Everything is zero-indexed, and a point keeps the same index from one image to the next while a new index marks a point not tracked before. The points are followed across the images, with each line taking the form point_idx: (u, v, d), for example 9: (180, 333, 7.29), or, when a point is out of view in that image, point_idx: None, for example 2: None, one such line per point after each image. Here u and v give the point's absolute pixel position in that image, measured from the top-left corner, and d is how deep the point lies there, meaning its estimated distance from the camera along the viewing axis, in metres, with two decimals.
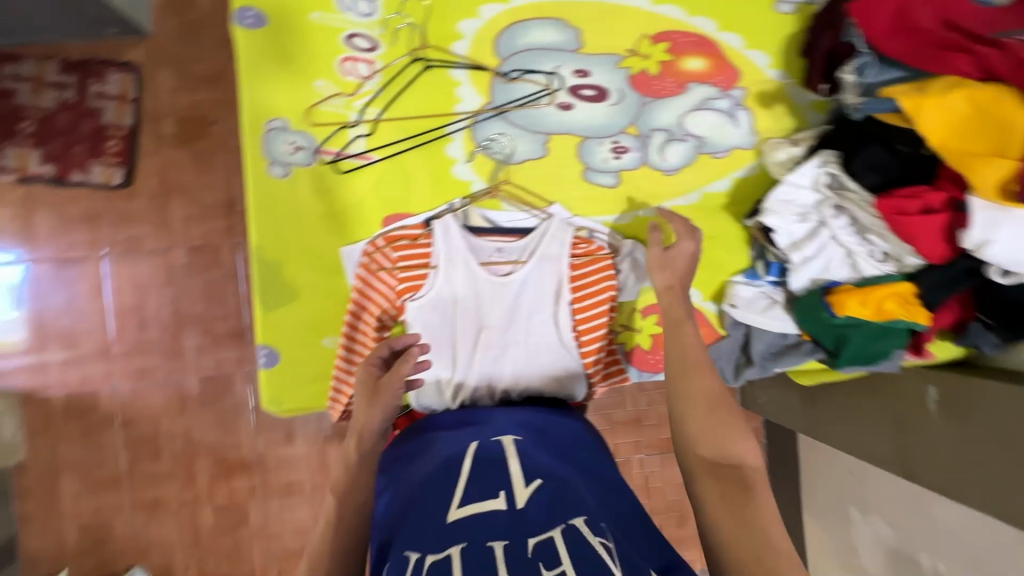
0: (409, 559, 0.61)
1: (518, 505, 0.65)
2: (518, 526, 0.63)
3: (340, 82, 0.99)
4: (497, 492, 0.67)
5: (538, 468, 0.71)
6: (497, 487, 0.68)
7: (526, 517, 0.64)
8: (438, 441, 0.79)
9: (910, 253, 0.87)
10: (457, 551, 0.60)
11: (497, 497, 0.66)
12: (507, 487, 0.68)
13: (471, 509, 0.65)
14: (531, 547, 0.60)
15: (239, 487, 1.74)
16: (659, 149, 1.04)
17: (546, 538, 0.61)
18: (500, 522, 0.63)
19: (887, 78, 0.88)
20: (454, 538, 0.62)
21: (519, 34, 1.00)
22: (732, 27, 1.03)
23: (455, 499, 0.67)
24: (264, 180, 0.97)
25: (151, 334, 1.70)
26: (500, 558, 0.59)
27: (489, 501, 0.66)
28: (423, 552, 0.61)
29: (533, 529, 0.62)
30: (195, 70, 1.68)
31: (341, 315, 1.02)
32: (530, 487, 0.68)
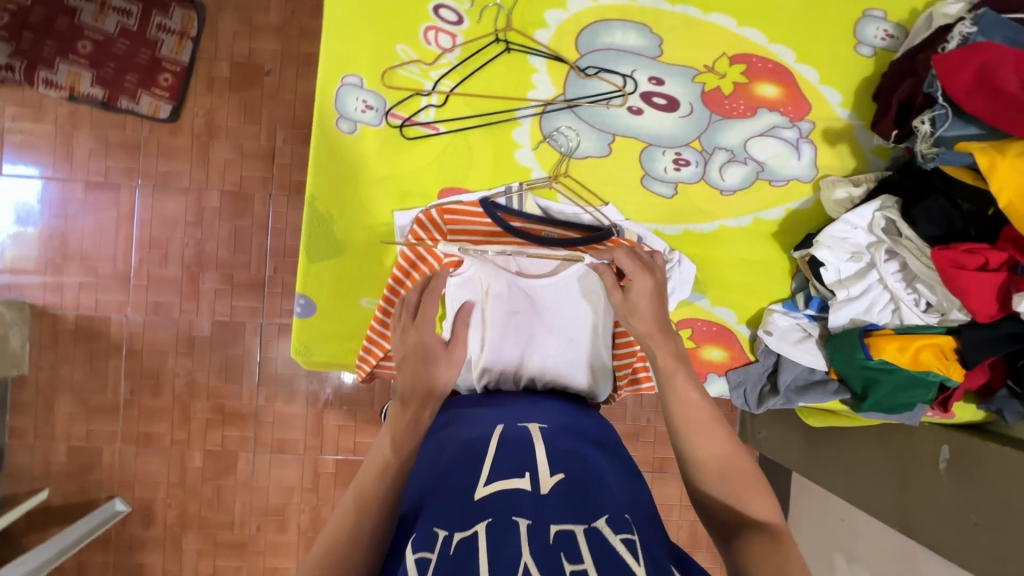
0: (436, 535, 0.58)
1: (542, 490, 0.64)
2: (543, 511, 0.61)
3: (420, 49, 0.99)
4: (522, 473, 0.66)
5: (563, 458, 0.70)
6: (522, 469, 0.67)
7: (552, 504, 0.62)
8: (465, 419, 0.79)
9: (956, 307, 0.88)
10: (483, 529, 0.58)
11: (522, 477, 0.65)
12: (532, 469, 0.67)
13: (497, 486, 0.64)
14: (553, 534, 0.58)
15: (232, 437, 1.74)
16: (719, 168, 1.05)
17: (567, 529, 0.59)
18: (526, 503, 0.62)
19: (962, 133, 0.87)
20: (480, 514, 0.60)
21: (602, 32, 1.01)
22: (810, 60, 1.04)
23: (481, 478, 0.65)
24: (331, 134, 0.98)
25: (171, 270, 1.70)
26: (524, 535, 0.57)
27: (514, 482, 0.65)
28: (449, 529, 0.59)
29: (555, 516, 0.61)
30: (259, 18, 1.68)
31: (381, 278, 1.03)
32: (554, 477, 0.66)
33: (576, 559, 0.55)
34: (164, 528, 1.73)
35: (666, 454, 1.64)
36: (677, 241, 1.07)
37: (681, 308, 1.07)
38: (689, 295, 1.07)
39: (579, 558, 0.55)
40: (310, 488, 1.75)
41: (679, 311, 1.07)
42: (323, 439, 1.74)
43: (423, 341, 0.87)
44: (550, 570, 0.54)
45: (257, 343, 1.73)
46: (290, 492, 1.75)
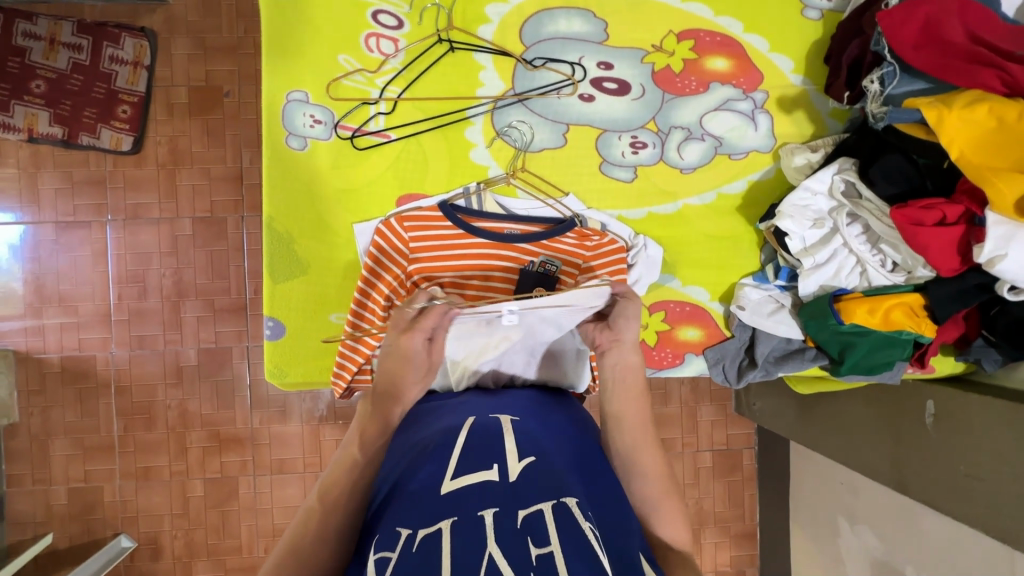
0: (400, 534, 0.60)
1: (510, 478, 0.65)
2: (510, 498, 0.62)
3: (363, 57, 0.98)
4: (490, 464, 0.67)
5: (533, 446, 0.71)
6: (490, 460, 0.68)
7: (519, 490, 0.63)
8: (433, 420, 0.80)
9: (921, 264, 0.88)
10: (447, 525, 0.59)
11: (490, 468, 0.66)
12: (500, 460, 0.68)
13: (464, 480, 0.65)
14: (520, 518, 0.60)
15: (231, 462, 1.73)
16: (677, 147, 1.04)
17: (535, 511, 0.60)
18: (494, 492, 0.63)
19: (911, 89, 0.86)
20: (445, 513, 0.61)
21: (545, 22, 1.00)
22: (758, 30, 1.03)
23: (449, 471, 0.67)
24: (283, 153, 0.97)
25: (151, 303, 1.69)
26: (490, 526, 0.58)
27: (481, 474, 0.65)
28: (413, 528, 0.60)
29: (524, 502, 0.62)
30: (212, 40, 1.66)
31: (349, 291, 1.01)
32: (522, 463, 0.67)
33: (543, 542, 0.56)
34: (174, 560, 1.73)
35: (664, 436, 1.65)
36: (640, 224, 1.06)
37: (653, 291, 1.07)
38: (658, 278, 1.06)
39: (546, 540, 0.57)
40: None
41: (651, 295, 1.07)
42: (322, 455, 1.74)
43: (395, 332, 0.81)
44: (518, 554, 0.55)
45: (245, 366, 1.72)
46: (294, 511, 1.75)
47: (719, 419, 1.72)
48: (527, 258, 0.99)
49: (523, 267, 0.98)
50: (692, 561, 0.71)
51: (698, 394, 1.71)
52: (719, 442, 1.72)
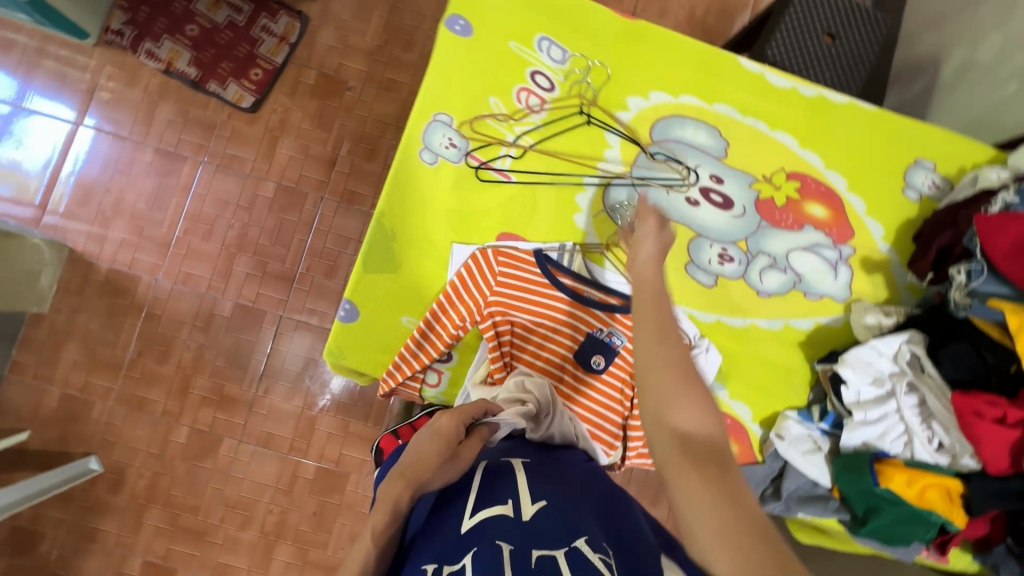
0: (426, 571, 0.65)
1: (524, 516, 0.68)
2: (524, 537, 0.65)
3: (510, 105, 1.09)
4: (505, 501, 0.70)
5: (544, 487, 0.73)
6: (505, 496, 0.71)
7: (531, 531, 0.66)
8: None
9: (969, 453, 0.91)
10: (469, 561, 0.63)
11: (505, 504, 0.70)
12: (513, 497, 0.71)
13: (481, 516, 0.69)
14: (534, 558, 0.63)
15: (223, 419, 1.74)
16: (759, 271, 1.10)
17: (549, 553, 0.63)
18: (509, 530, 0.66)
19: (994, 291, 0.91)
20: (467, 547, 0.65)
21: (673, 126, 1.12)
22: (860, 191, 1.13)
23: (467, 510, 0.71)
24: (413, 162, 1.06)
25: (211, 247, 1.77)
26: (507, 560, 0.62)
27: (496, 510, 0.69)
28: (437, 563, 0.65)
29: (538, 541, 0.65)
30: (354, 41, 1.84)
31: (426, 300, 1.06)
32: (535, 505, 0.69)
33: None
34: (130, 498, 1.70)
35: None
36: (707, 328, 1.09)
37: None
38: (712, 383, 1.07)
39: None
40: (285, 490, 1.73)
41: None
42: (310, 442, 1.74)
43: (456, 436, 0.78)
44: None
45: (271, 333, 1.76)
46: (263, 490, 1.72)
47: None
48: (597, 324, 1.05)
49: (590, 331, 1.04)
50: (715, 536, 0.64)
51: None
52: None
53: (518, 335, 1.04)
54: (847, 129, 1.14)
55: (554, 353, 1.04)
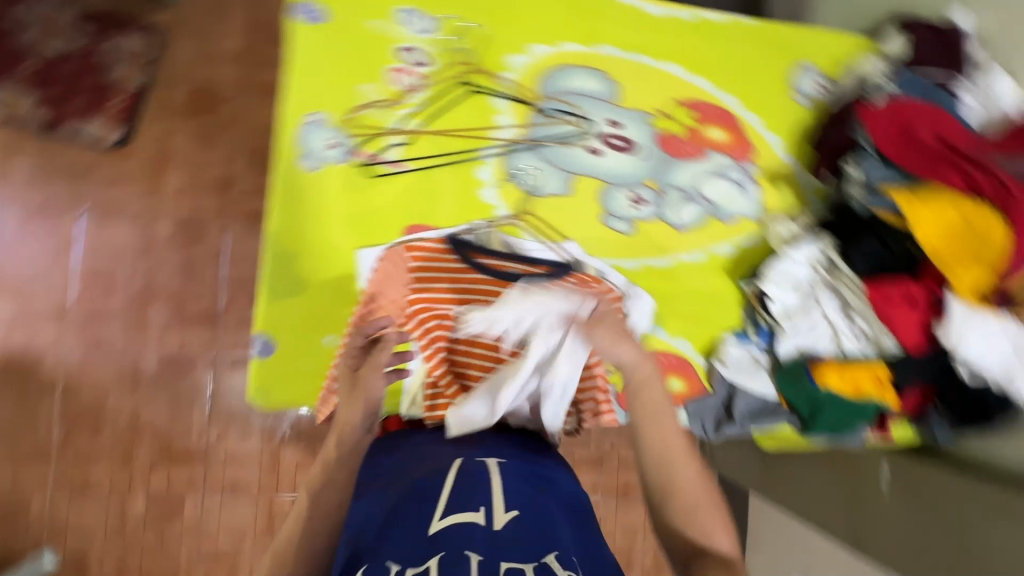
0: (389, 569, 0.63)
1: (495, 526, 0.67)
2: (494, 547, 0.65)
3: (387, 89, 1.01)
4: (477, 507, 0.69)
5: (517, 495, 0.73)
6: (478, 502, 0.70)
7: (503, 540, 0.66)
8: (417, 459, 0.82)
9: (887, 335, 0.96)
10: (435, 564, 0.62)
11: (477, 511, 0.69)
12: (487, 503, 0.70)
13: (451, 519, 0.67)
14: (502, 568, 0.62)
15: (180, 476, 1.62)
16: (674, 207, 1.10)
17: (518, 567, 0.63)
18: (480, 537, 0.66)
19: (888, 179, 0.96)
20: (433, 550, 0.64)
21: (561, 77, 1.07)
22: (754, 107, 1.13)
23: (438, 511, 0.69)
24: (295, 170, 0.97)
25: (115, 303, 1.60)
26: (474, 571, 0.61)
27: (468, 515, 0.68)
28: (402, 565, 0.63)
29: (508, 552, 0.65)
30: (218, 46, 1.66)
31: (342, 314, 1.02)
32: (508, 513, 0.69)
33: None
34: None
35: (629, 478, 1.67)
36: (635, 275, 1.10)
37: (642, 340, 1.08)
38: (648, 328, 1.08)
39: None
40: (265, 532, 1.64)
41: (640, 343, 1.08)
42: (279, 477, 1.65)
43: (350, 367, 0.95)
44: None
45: (208, 377, 1.63)
46: (242, 536, 1.64)
47: None
48: None
49: None
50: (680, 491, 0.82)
51: None
52: None
53: (449, 327, 0.96)
54: (731, 48, 1.13)
55: (490, 337, 0.98)
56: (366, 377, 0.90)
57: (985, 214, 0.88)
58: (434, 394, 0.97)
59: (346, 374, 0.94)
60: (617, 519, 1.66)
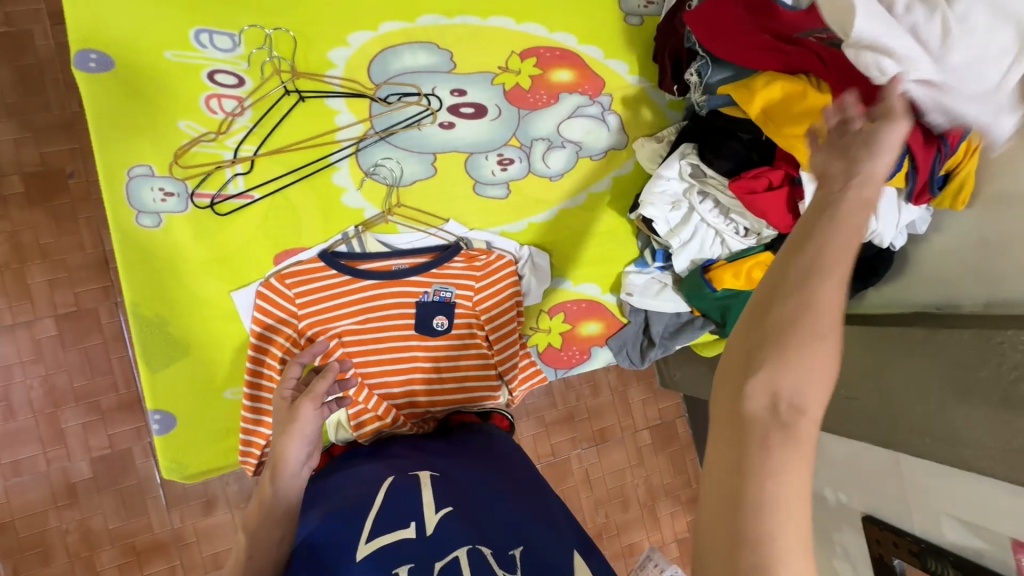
0: None
1: (427, 532, 0.65)
2: (426, 551, 0.63)
3: (205, 120, 0.94)
4: (408, 522, 0.66)
5: (451, 494, 0.71)
6: (408, 516, 0.67)
7: (436, 544, 0.64)
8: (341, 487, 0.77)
9: (765, 226, 0.98)
10: None
11: (407, 526, 0.65)
12: (418, 516, 0.67)
13: (380, 542, 0.64)
14: (436, 570, 0.61)
15: (156, 573, 1.51)
16: (542, 157, 1.09)
17: (451, 558, 0.62)
18: (409, 552, 0.63)
19: (723, 77, 0.95)
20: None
21: (391, 59, 1.02)
22: (591, 40, 1.12)
23: (365, 532, 0.66)
24: (134, 233, 0.90)
25: (21, 422, 1.44)
26: None
27: (397, 533, 0.65)
28: None
29: (440, 551, 0.63)
30: (40, 120, 1.43)
31: (237, 364, 0.97)
32: (439, 513, 0.67)
33: None
34: None
35: (602, 423, 1.70)
36: (524, 235, 1.10)
37: (551, 296, 1.11)
38: (552, 282, 1.11)
39: None
40: None
41: (549, 299, 1.11)
42: None
43: (284, 400, 0.81)
44: None
45: (153, 464, 1.51)
46: None
47: (648, 396, 1.75)
48: (420, 289, 1.00)
49: (419, 299, 1.00)
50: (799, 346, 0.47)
51: (625, 377, 1.73)
52: (653, 418, 1.75)
53: (351, 342, 0.96)
54: None
55: (395, 340, 0.98)
56: (301, 411, 0.77)
57: (810, 88, 0.85)
58: (357, 411, 0.94)
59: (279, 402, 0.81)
60: (603, 465, 1.70)
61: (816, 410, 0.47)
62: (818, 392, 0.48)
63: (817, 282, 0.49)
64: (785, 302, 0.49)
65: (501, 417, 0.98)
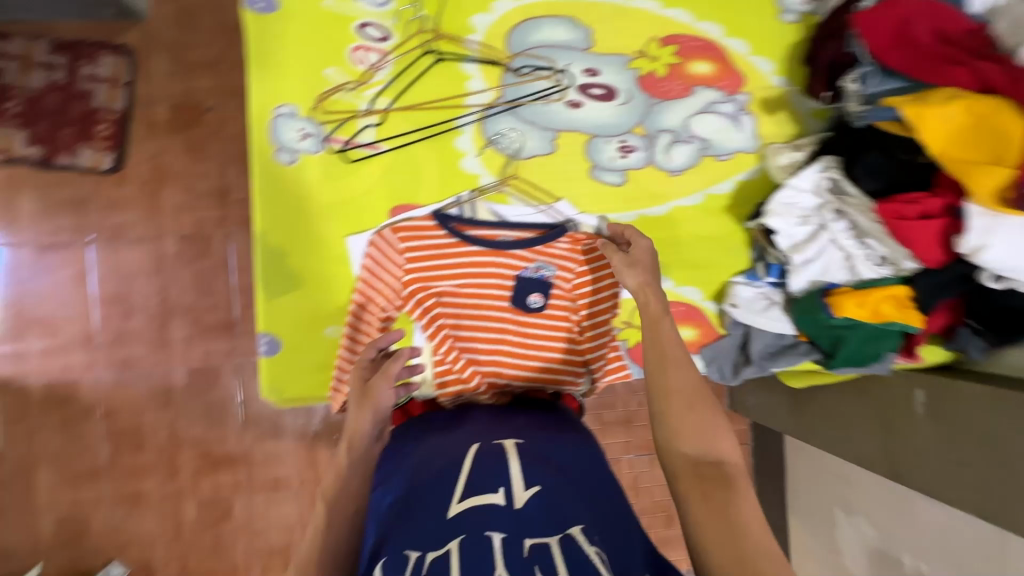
0: (409, 557, 0.62)
1: (516, 504, 0.66)
2: (516, 524, 0.64)
3: (351, 70, 0.98)
4: (496, 488, 0.68)
5: (537, 470, 0.71)
6: (496, 483, 0.69)
7: (524, 519, 0.64)
8: (434, 444, 0.79)
9: (906, 256, 0.90)
10: (456, 545, 0.62)
11: (496, 492, 0.67)
12: (505, 483, 0.68)
13: (471, 502, 0.66)
14: (527, 547, 0.61)
15: (225, 482, 1.65)
16: (665, 150, 1.05)
17: (543, 542, 0.61)
18: (499, 518, 0.64)
19: (888, 87, 0.90)
20: (454, 532, 0.64)
21: (530, 31, 1.02)
22: (738, 33, 1.06)
23: (456, 494, 0.68)
24: (272, 167, 0.97)
25: (136, 323, 1.60)
26: (498, 551, 0.60)
27: (487, 498, 0.67)
28: (422, 550, 0.62)
29: (532, 531, 0.63)
30: (193, 55, 1.58)
31: (342, 305, 1.02)
32: (527, 491, 0.67)
33: (550, 570, 0.58)
34: None
35: None
36: (632, 227, 1.06)
37: None
38: None
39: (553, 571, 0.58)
40: None
41: None
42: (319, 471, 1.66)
43: (360, 378, 0.85)
44: None
45: (236, 384, 1.64)
46: (292, 529, 1.67)
47: None
48: (522, 263, 1.00)
49: (518, 273, 1.00)
50: (702, 406, 0.74)
51: None
52: None
53: (448, 303, 0.99)
54: None
55: (490, 309, 1.00)
56: (378, 387, 0.82)
57: (997, 109, 0.80)
58: (442, 371, 0.97)
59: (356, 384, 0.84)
60: (653, 475, 1.66)
61: (720, 439, 0.72)
62: (717, 437, 0.72)
63: (674, 370, 0.77)
64: (675, 380, 0.76)
65: (572, 398, 0.97)
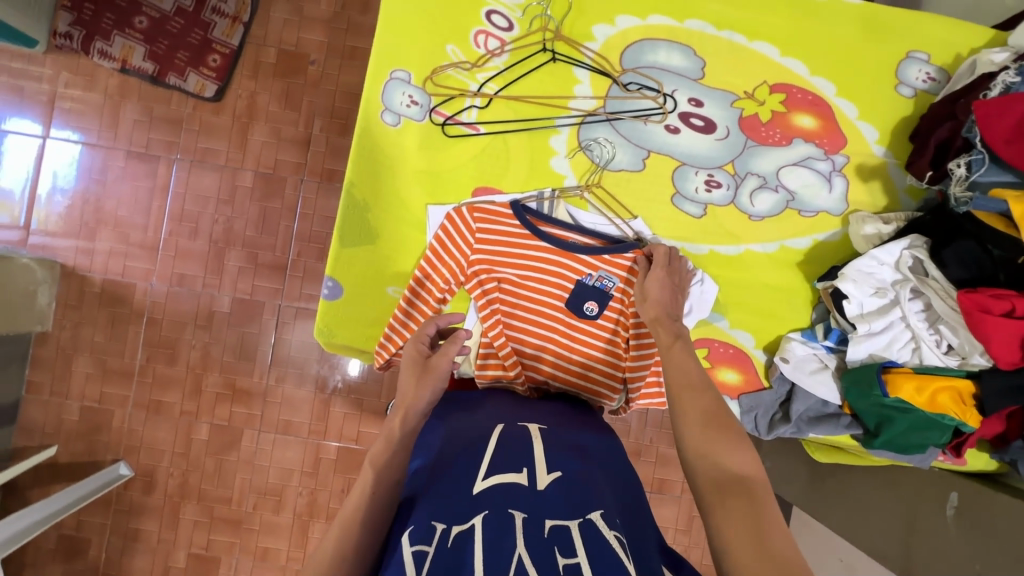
0: (434, 529, 0.61)
1: (538, 485, 0.66)
2: (535, 506, 0.62)
3: (468, 51, 1.02)
4: (520, 468, 0.68)
5: (560, 460, 0.71)
6: (520, 464, 0.69)
7: (544, 501, 0.63)
8: (465, 422, 0.81)
9: (979, 351, 0.88)
10: (480, 521, 0.60)
11: (519, 472, 0.67)
12: (529, 465, 0.69)
13: (495, 480, 0.66)
14: (547, 528, 0.60)
15: (240, 412, 1.70)
16: (750, 193, 1.06)
17: (563, 525, 0.60)
18: (520, 495, 0.64)
19: (997, 180, 0.87)
20: (477, 508, 0.62)
21: (646, 50, 1.03)
22: (850, 96, 1.05)
23: (481, 472, 0.68)
24: (376, 125, 1.01)
25: (199, 245, 1.68)
26: (519, 529, 0.59)
27: (511, 476, 0.67)
28: (447, 523, 0.61)
29: (550, 512, 0.62)
30: (310, 10, 1.66)
31: (408, 269, 1.06)
32: (550, 475, 0.67)
33: (570, 553, 0.56)
34: (164, 496, 1.70)
35: (666, 475, 1.63)
36: (700, 259, 1.08)
37: (700, 326, 1.09)
38: (708, 316, 1.08)
39: (573, 551, 0.56)
40: (310, 472, 1.71)
41: (697, 329, 1.09)
42: (328, 426, 1.70)
43: (420, 353, 0.91)
44: (545, 566, 0.55)
45: (273, 324, 1.70)
46: (290, 474, 1.71)
47: None
48: (586, 270, 1.02)
49: (579, 279, 1.02)
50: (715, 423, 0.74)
51: None
52: None
53: (507, 291, 1.02)
54: (827, 30, 1.04)
55: (545, 305, 1.02)
56: (438, 365, 0.87)
57: None
58: (487, 352, 1.00)
59: (416, 359, 0.90)
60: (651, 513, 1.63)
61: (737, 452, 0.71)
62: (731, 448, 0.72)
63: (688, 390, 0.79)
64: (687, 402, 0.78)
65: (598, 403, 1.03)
